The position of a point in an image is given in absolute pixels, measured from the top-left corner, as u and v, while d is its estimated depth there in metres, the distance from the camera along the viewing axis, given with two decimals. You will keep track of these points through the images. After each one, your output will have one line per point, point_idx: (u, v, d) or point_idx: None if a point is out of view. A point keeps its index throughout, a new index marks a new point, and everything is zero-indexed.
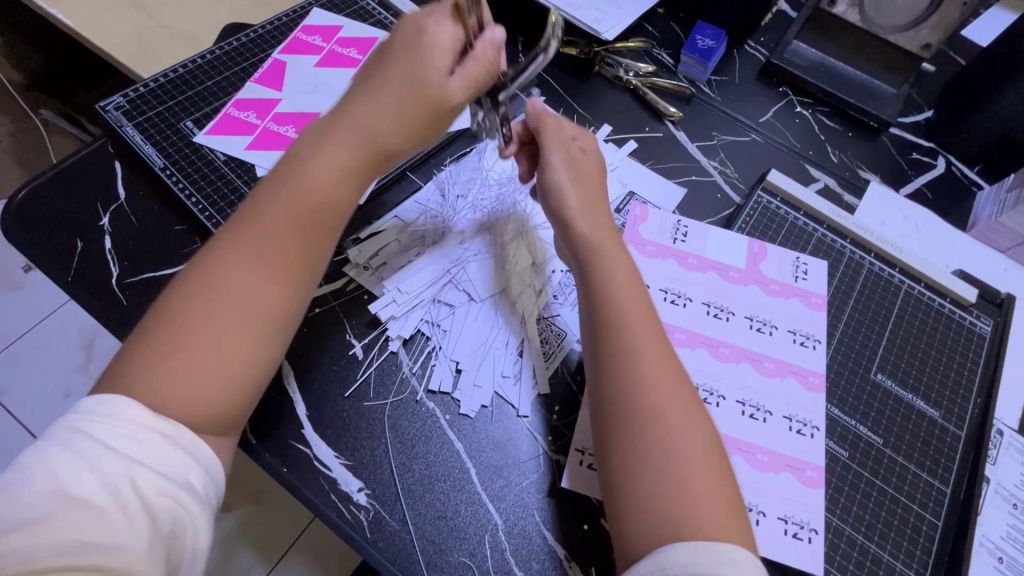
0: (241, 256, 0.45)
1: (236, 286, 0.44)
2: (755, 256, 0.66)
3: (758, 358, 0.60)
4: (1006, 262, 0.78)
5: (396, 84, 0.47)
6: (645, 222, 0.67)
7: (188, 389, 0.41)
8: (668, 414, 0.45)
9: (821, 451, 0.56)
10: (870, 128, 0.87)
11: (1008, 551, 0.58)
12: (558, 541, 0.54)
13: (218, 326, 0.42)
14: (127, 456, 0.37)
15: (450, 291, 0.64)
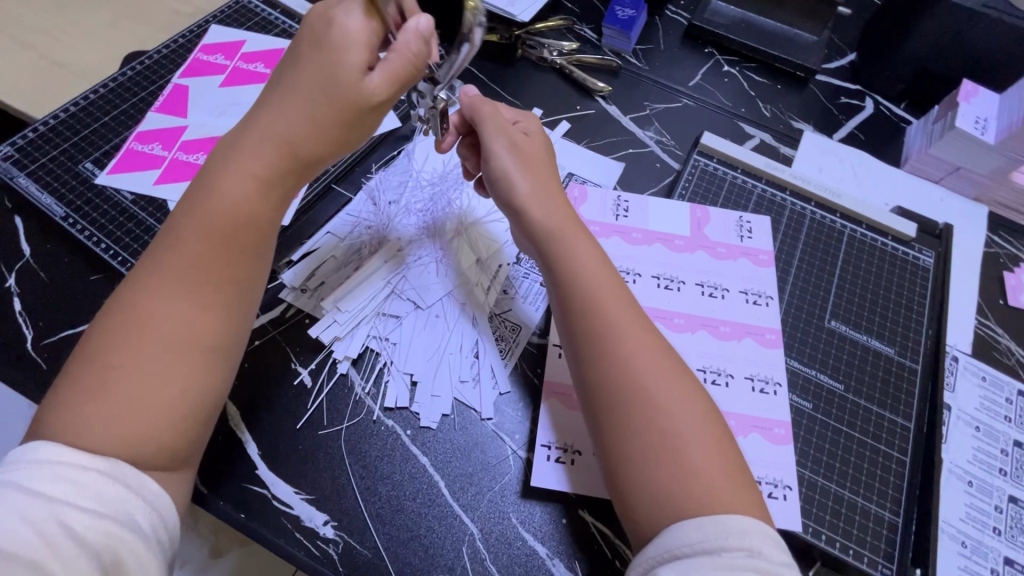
0: (166, 273, 0.42)
1: (164, 309, 0.41)
2: (698, 222, 0.65)
3: (713, 323, 0.59)
4: (942, 192, 0.79)
5: (306, 86, 0.45)
6: (584, 202, 0.66)
7: (121, 420, 0.38)
8: (646, 373, 0.45)
9: (784, 406, 0.56)
10: (797, 78, 0.88)
11: (976, 473, 0.60)
12: (538, 541, 0.53)
13: (149, 353, 0.40)
14: (55, 500, 0.34)
15: (394, 301, 0.61)
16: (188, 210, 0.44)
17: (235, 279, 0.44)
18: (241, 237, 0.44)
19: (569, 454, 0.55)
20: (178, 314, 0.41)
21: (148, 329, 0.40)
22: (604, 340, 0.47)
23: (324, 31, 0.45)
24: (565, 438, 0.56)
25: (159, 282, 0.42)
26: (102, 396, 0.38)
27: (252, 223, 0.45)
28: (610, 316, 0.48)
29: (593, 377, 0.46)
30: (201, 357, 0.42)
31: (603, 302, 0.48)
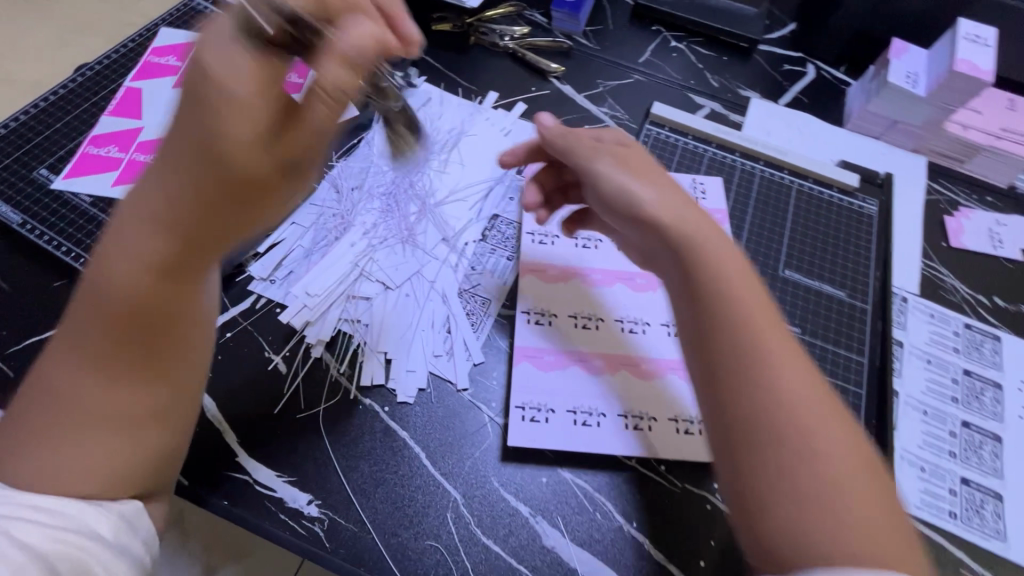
0: (65, 341, 0.38)
1: (69, 377, 0.38)
2: None
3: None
4: (883, 147, 0.83)
5: (184, 150, 0.33)
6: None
7: (29, 483, 0.37)
8: (809, 409, 0.39)
9: None
10: (741, 49, 0.92)
11: (930, 402, 0.64)
12: (520, 501, 0.54)
13: (57, 421, 0.37)
14: (2, 516, 0.35)
15: (363, 284, 0.62)
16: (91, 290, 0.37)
17: (151, 355, 0.39)
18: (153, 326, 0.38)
19: (544, 413, 0.57)
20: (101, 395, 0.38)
21: (48, 398, 0.38)
22: (770, 368, 0.40)
23: (198, 65, 0.32)
24: (540, 399, 0.58)
25: (62, 348, 0.38)
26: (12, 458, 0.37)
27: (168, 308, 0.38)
28: (772, 349, 0.41)
29: (734, 401, 0.40)
30: (114, 434, 0.38)
31: (760, 332, 0.41)
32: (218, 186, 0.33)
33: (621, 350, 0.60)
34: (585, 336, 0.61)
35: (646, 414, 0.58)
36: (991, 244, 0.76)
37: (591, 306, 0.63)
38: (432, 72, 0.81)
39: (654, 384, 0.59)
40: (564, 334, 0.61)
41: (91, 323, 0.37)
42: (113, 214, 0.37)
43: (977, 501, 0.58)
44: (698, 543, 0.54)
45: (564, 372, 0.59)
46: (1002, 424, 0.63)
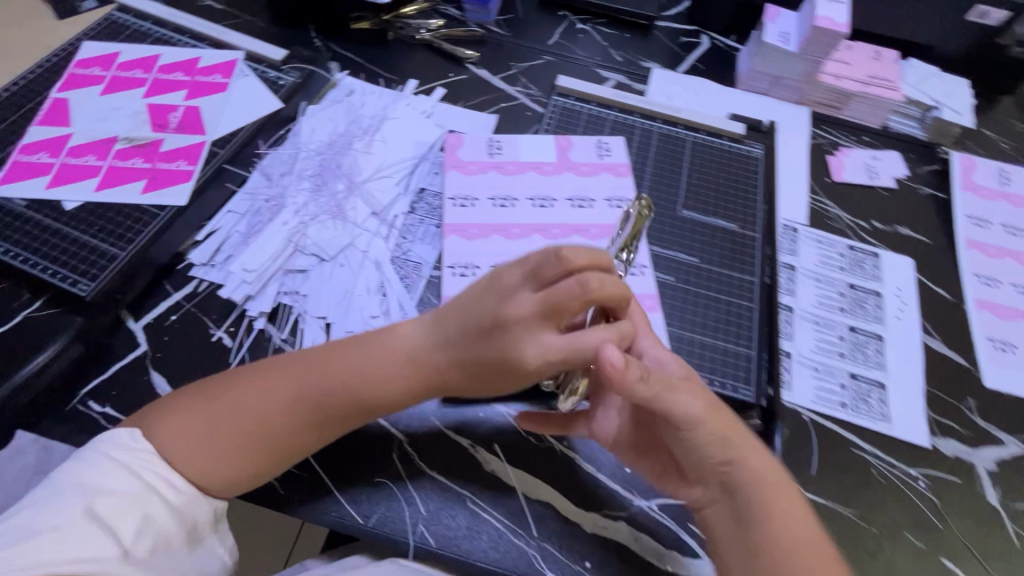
0: (287, 374, 0.52)
1: (272, 401, 0.51)
2: (563, 149, 0.75)
3: (584, 228, 0.68)
4: (772, 101, 0.92)
5: (480, 322, 0.51)
6: (460, 147, 0.74)
7: (192, 450, 0.49)
8: (792, 531, 0.49)
9: (650, 281, 0.65)
10: (641, 26, 1.01)
11: (820, 314, 0.72)
12: (459, 434, 0.59)
13: (236, 422, 0.50)
14: (147, 485, 0.48)
15: (298, 258, 0.66)
16: (334, 370, 0.52)
17: (328, 429, 0.52)
18: (347, 417, 0.52)
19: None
20: (280, 430, 0.51)
21: (244, 401, 0.51)
22: (768, 517, 0.50)
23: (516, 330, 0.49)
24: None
25: (279, 378, 0.52)
26: (192, 427, 0.50)
27: (369, 411, 0.52)
28: (753, 492, 0.51)
29: (722, 550, 0.51)
30: (263, 457, 0.51)
31: (761, 498, 0.50)
32: (471, 357, 0.51)
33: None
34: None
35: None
36: (868, 176, 0.86)
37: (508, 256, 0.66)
38: (353, 65, 0.87)
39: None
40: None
41: (314, 382, 0.52)
42: (396, 338, 0.55)
43: (864, 392, 0.66)
44: None
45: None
46: (883, 326, 0.72)
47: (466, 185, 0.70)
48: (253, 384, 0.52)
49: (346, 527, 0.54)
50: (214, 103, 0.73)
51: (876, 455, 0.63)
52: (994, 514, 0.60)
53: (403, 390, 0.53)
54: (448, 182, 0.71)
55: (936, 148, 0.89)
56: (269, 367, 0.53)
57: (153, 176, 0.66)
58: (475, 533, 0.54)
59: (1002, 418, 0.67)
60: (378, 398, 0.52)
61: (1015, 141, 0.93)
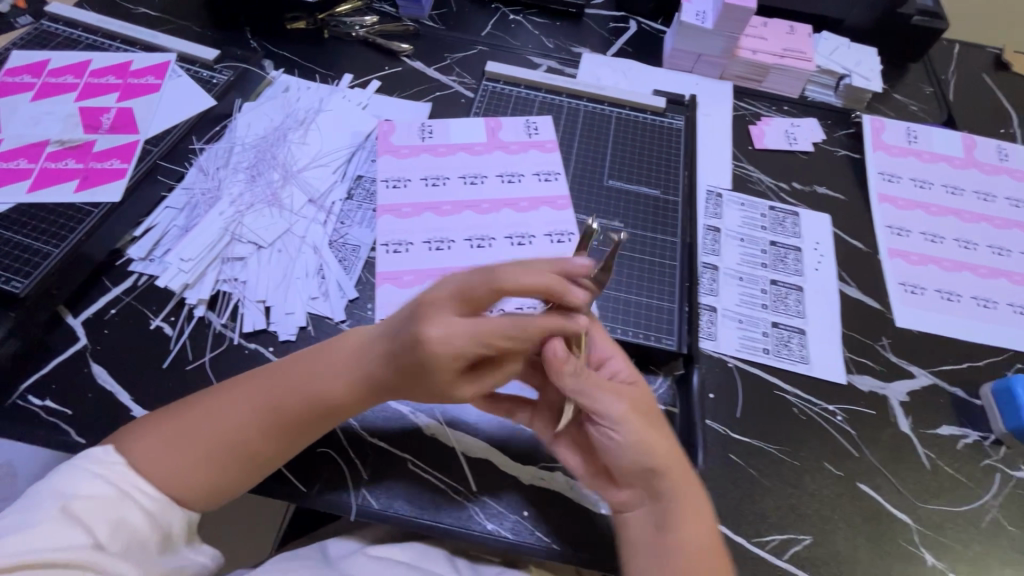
0: (252, 387, 0.52)
1: (239, 415, 0.51)
2: (492, 130, 0.78)
3: (514, 202, 0.71)
4: (696, 78, 0.97)
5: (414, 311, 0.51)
6: (393, 133, 0.77)
7: (166, 468, 0.49)
8: (695, 549, 0.50)
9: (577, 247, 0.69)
10: (571, 14, 1.05)
11: (745, 270, 0.76)
12: (399, 403, 0.61)
13: (208, 437, 0.50)
14: (124, 491, 0.47)
15: (236, 246, 0.68)
16: (298, 377, 0.53)
17: (299, 437, 0.52)
18: (317, 421, 0.52)
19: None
20: (250, 439, 0.51)
21: (213, 418, 0.51)
22: (675, 527, 0.51)
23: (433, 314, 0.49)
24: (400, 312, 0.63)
25: (244, 392, 0.52)
26: (163, 445, 0.50)
27: (337, 413, 0.53)
28: (673, 501, 0.52)
29: (635, 553, 0.51)
30: (237, 466, 0.51)
31: (677, 509, 0.52)
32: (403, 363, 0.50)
33: (469, 262, 0.66)
34: (438, 257, 0.67)
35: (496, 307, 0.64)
36: (788, 142, 0.91)
37: (440, 231, 0.69)
38: (289, 64, 0.89)
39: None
40: (418, 258, 0.67)
41: (278, 393, 0.52)
42: (351, 341, 0.54)
43: (786, 337, 0.71)
44: None
45: (422, 287, 0.65)
46: (803, 277, 0.76)
47: (398, 169, 0.73)
48: (221, 399, 0.52)
49: (290, 497, 0.55)
50: (147, 104, 0.75)
51: (798, 395, 0.67)
52: (906, 440, 0.65)
53: (361, 392, 0.53)
54: (382, 166, 0.74)
55: (850, 113, 0.95)
56: (235, 384, 0.53)
57: (86, 176, 0.68)
58: (416, 492, 0.56)
59: (914, 354, 0.71)
60: (339, 402, 0.52)
61: (924, 104, 0.99)
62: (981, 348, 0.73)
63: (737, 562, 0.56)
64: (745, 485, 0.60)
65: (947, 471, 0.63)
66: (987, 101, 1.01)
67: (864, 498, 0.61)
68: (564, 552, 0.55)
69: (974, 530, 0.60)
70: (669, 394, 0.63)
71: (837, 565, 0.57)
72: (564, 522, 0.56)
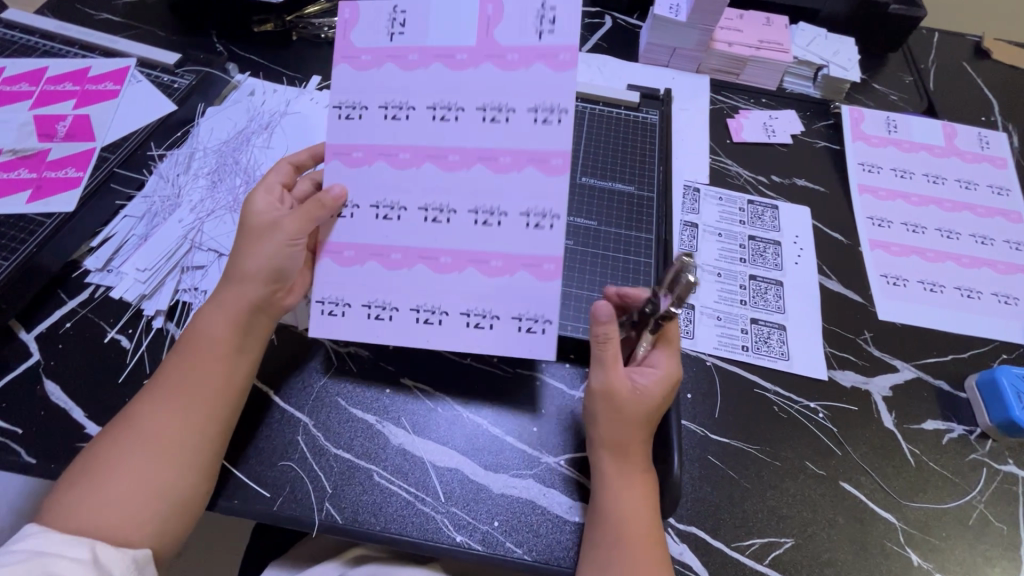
0: (153, 392, 0.51)
1: (143, 420, 0.50)
2: (488, 23, 0.54)
3: (492, 155, 0.54)
4: (672, 72, 0.96)
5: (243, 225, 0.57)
6: (357, 25, 0.55)
7: (100, 504, 0.46)
8: (628, 489, 0.52)
9: (557, 239, 0.53)
10: None
11: (723, 265, 0.74)
12: (365, 412, 0.59)
13: (121, 457, 0.48)
14: (41, 552, 0.43)
15: (197, 254, 0.66)
16: (180, 346, 0.53)
17: (203, 393, 0.51)
18: (213, 367, 0.52)
19: (340, 308, 0.56)
20: (157, 420, 0.49)
21: (115, 431, 0.49)
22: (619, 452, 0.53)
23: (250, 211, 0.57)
24: (336, 295, 0.56)
25: (147, 399, 0.51)
26: (85, 488, 0.46)
27: (227, 347, 0.53)
28: (607, 464, 0.53)
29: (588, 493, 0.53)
30: (155, 456, 0.48)
31: (613, 472, 0.52)
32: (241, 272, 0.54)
33: (419, 242, 0.55)
34: (385, 229, 0.55)
35: (439, 308, 0.55)
36: (766, 134, 0.89)
37: (393, 190, 0.55)
38: (255, 67, 0.87)
39: (452, 277, 0.55)
40: (361, 226, 0.55)
41: (176, 380, 0.51)
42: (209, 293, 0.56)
43: (765, 334, 0.69)
44: (531, 413, 0.61)
45: (362, 268, 0.56)
46: (782, 271, 0.74)
47: (354, 87, 0.55)
48: (127, 419, 0.50)
49: (251, 514, 0.53)
50: (105, 111, 0.73)
51: (778, 393, 0.65)
52: (890, 436, 0.63)
53: (236, 313, 0.54)
54: (336, 78, 0.56)
55: (829, 105, 0.94)
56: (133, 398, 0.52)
57: (39, 185, 0.65)
58: (383, 505, 0.54)
59: (897, 348, 0.70)
60: (220, 349, 0.53)
61: (904, 93, 0.98)
62: (966, 340, 0.71)
63: (717, 568, 0.55)
64: (725, 488, 0.58)
65: (931, 467, 0.62)
66: (969, 89, 1.00)
67: (848, 497, 0.59)
68: (536, 563, 0.52)
69: (961, 528, 0.58)
70: None
71: (819, 568, 0.55)
72: (537, 532, 0.54)
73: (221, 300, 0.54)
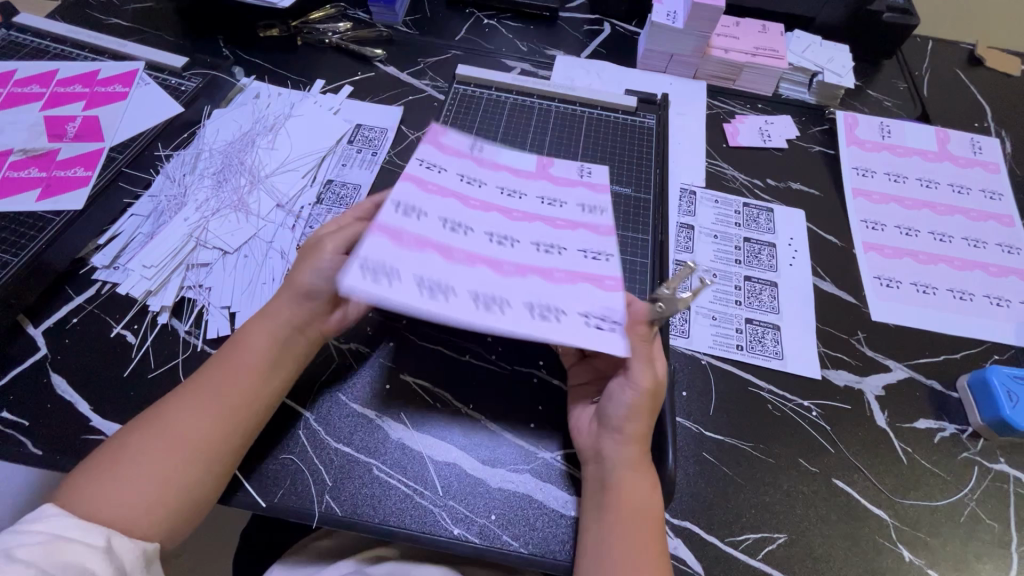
0: (187, 389, 0.52)
1: (172, 416, 0.51)
2: (543, 163, 0.65)
3: (551, 219, 0.58)
4: (669, 78, 0.98)
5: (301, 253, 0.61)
6: (440, 134, 0.64)
7: (122, 493, 0.47)
8: (627, 478, 0.52)
9: (615, 267, 0.55)
10: (545, 18, 1.06)
11: (719, 267, 0.76)
12: (366, 406, 0.60)
13: (143, 449, 0.49)
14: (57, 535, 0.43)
15: (202, 252, 0.67)
16: (221, 351, 0.56)
17: (232, 399, 0.52)
18: (247, 375, 0.54)
19: (391, 279, 0.47)
20: (184, 418, 0.50)
21: (142, 423, 0.51)
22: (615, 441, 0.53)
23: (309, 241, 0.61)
24: (385, 266, 0.48)
25: (179, 398, 0.52)
26: (110, 476, 0.47)
27: (264, 358, 0.55)
28: (612, 454, 0.53)
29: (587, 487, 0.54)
30: (173, 453, 0.49)
31: (619, 463, 0.53)
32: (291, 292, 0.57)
33: (481, 249, 0.53)
34: (446, 235, 0.53)
35: (499, 298, 0.49)
36: (761, 139, 0.90)
37: (460, 215, 0.56)
38: (260, 70, 0.89)
39: (515, 280, 0.51)
40: (427, 227, 0.53)
41: (213, 381, 0.53)
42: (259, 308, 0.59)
43: (759, 333, 0.70)
44: (528, 410, 0.62)
45: (419, 252, 0.51)
46: (776, 273, 0.76)
47: (433, 159, 0.60)
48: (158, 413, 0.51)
49: (251, 506, 0.54)
50: (113, 112, 0.74)
51: (773, 392, 0.66)
52: (883, 435, 0.64)
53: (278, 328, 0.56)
54: (419, 151, 0.61)
55: (823, 110, 0.95)
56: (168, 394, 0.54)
57: (48, 184, 0.67)
58: (381, 498, 0.55)
59: (890, 348, 0.71)
60: (258, 357, 0.55)
61: (898, 99, 0.99)
62: (958, 341, 0.72)
63: (711, 563, 0.55)
64: (719, 484, 0.59)
65: (923, 465, 0.62)
66: (962, 95, 1.02)
67: (841, 494, 0.60)
68: (532, 556, 0.53)
69: (952, 525, 0.59)
70: None
71: (812, 563, 0.56)
72: (533, 526, 0.55)
73: (267, 315, 0.57)
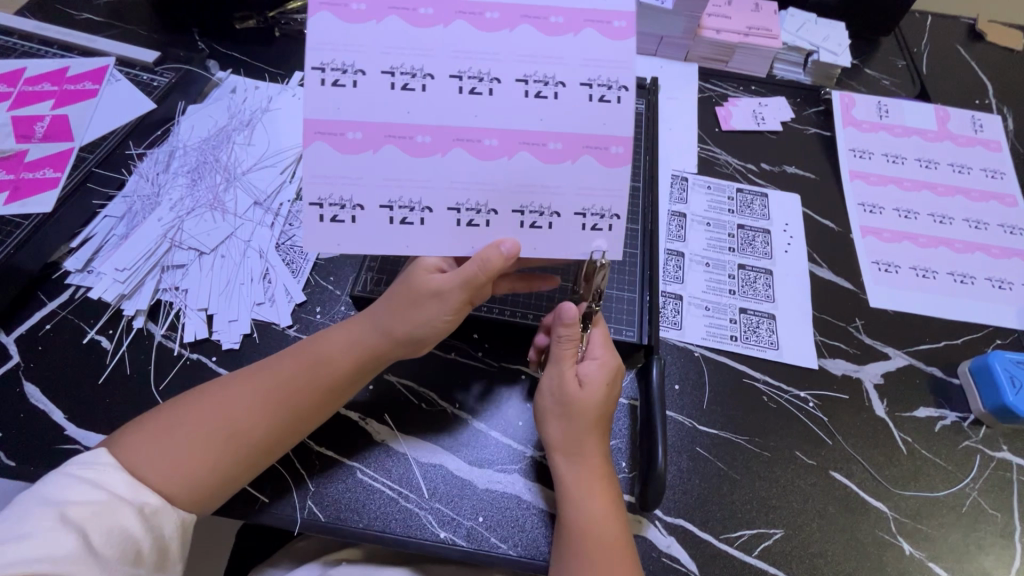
0: (252, 387, 0.50)
1: (233, 404, 0.49)
2: None
3: (540, 13, 0.45)
4: (659, 61, 0.95)
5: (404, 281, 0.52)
6: None
7: (175, 470, 0.46)
8: (576, 497, 0.50)
9: (628, 115, 0.45)
10: None
11: (712, 254, 0.73)
12: (348, 407, 0.59)
13: (199, 428, 0.48)
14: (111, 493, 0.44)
15: (177, 253, 0.65)
16: (299, 354, 0.53)
17: (295, 408, 0.50)
18: (316, 389, 0.51)
19: (350, 211, 0.45)
20: (245, 413, 0.49)
21: (202, 400, 0.49)
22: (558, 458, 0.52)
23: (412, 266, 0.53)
24: (341, 192, 0.45)
25: (243, 386, 0.50)
26: (170, 445, 0.47)
27: (337, 377, 0.52)
28: (564, 469, 0.52)
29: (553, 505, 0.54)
30: (225, 444, 0.48)
31: (571, 477, 0.51)
32: (388, 310, 0.52)
33: (450, 117, 0.45)
34: (407, 103, 0.45)
35: (485, 207, 0.46)
36: (755, 122, 0.87)
37: (414, 53, 0.44)
38: (236, 64, 0.86)
39: (499, 164, 0.45)
40: (372, 97, 0.44)
41: (281, 388, 0.50)
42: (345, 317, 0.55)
43: (754, 323, 0.68)
44: (516, 408, 0.60)
45: (376, 154, 0.45)
46: (772, 260, 0.73)
47: None
48: (223, 398, 0.49)
49: (232, 514, 0.53)
50: (83, 111, 0.72)
51: (769, 383, 0.64)
52: (882, 425, 0.62)
53: (359, 351, 0.52)
54: None
55: (819, 90, 0.92)
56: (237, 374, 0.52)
57: (16, 187, 0.65)
58: (365, 502, 0.54)
59: (889, 335, 0.69)
60: (335, 386, 0.52)
61: (896, 78, 0.96)
62: (960, 326, 0.70)
63: (705, 561, 0.54)
64: (714, 481, 0.58)
65: (925, 455, 0.61)
66: (962, 72, 0.98)
67: (839, 486, 0.58)
68: (521, 559, 0.52)
69: (955, 516, 0.57)
70: (633, 387, 0.62)
71: (810, 559, 0.55)
72: (521, 527, 0.53)
73: (355, 327, 0.53)
